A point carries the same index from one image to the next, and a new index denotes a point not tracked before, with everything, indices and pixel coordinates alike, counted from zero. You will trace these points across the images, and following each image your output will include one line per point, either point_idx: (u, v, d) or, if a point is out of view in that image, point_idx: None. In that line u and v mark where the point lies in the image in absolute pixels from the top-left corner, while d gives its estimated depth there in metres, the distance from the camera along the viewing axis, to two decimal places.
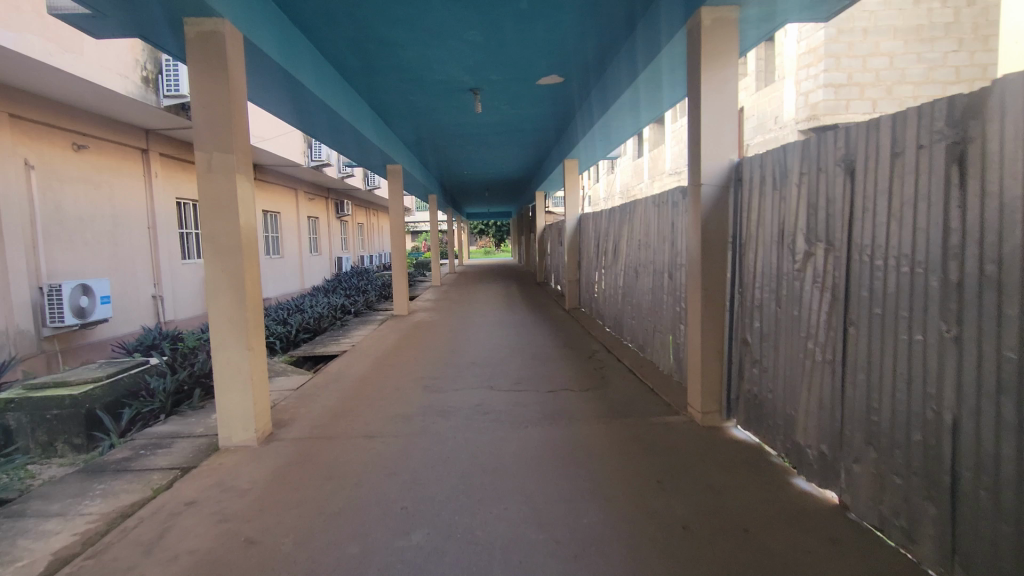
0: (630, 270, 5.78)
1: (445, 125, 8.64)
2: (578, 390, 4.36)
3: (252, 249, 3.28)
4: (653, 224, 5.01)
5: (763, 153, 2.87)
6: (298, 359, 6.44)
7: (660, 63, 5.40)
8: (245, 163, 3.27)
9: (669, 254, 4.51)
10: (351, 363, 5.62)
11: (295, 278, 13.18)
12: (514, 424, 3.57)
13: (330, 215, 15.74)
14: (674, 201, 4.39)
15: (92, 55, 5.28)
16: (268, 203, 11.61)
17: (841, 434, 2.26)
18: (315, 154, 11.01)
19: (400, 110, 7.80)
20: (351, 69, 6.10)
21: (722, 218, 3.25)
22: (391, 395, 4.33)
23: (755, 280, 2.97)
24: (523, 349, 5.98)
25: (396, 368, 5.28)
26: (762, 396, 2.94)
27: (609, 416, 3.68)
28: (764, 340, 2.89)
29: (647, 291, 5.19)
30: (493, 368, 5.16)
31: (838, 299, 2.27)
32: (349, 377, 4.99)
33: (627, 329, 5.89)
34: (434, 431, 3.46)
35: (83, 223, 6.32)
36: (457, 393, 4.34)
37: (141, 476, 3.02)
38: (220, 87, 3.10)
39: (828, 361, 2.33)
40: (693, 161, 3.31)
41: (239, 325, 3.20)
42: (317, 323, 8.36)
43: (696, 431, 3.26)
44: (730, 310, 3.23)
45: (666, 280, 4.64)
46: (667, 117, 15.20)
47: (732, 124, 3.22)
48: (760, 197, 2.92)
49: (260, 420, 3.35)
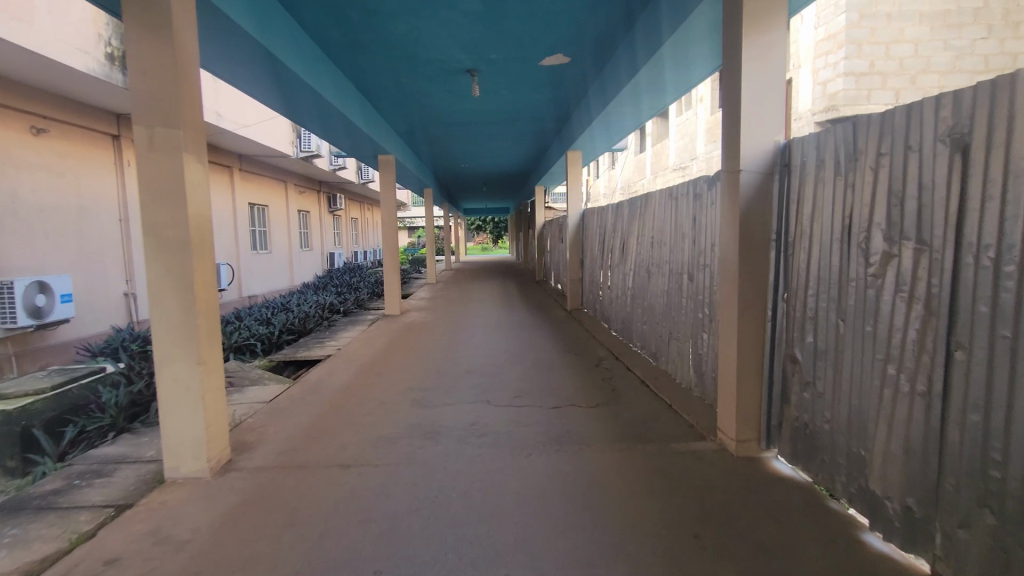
0: (642, 269, 5.27)
1: (440, 113, 8.11)
2: (587, 406, 3.85)
3: (205, 244, 2.77)
4: (669, 219, 4.51)
5: (821, 133, 2.37)
6: (278, 363, 5.94)
7: (678, 45, 4.88)
8: (196, 141, 2.75)
9: (691, 252, 4.00)
10: (334, 369, 5.11)
11: (285, 273, 12.65)
12: (515, 451, 3.07)
13: (321, 208, 15.19)
14: (697, 192, 3.89)
15: (46, 26, 4.73)
16: (255, 195, 11.06)
17: (939, 486, 1.77)
18: (304, 145, 10.47)
19: (392, 95, 7.28)
20: (336, 45, 5.57)
21: (764, 211, 2.74)
22: (375, 411, 3.82)
23: (809, 285, 2.47)
24: (524, 356, 5.46)
25: (383, 376, 4.77)
26: (816, 425, 2.44)
27: (625, 440, 3.18)
28: (820, 359, 2.40)
29: (662, 293, 4.69)
30: (490, 378, 4.65)
31: (936, 314, 1.78)
32: (329, 387, 4.48)
33: (637, 334, 5.40)
34: (421, 459, 2.95)
35: (43, 215, 5.78)
36: (449, 409, 3.83)
37: (64, 517, 2.48)
38: (164, 47, 2.57)
39: (919, 393, 1.84)
40: (728, 144, 2.80)
41: (188, 334, 2.69)
42: (302, 323, 7.85)
43: (730, 464, 2.76)
44: (774, 319, 2.73)
45: (685, 282, 4.14)
46: (670, 110, 14.67)
47: (779, 100, 2.70)
48: (817, 186, 2.42)
49: (214, 446, 2.83)
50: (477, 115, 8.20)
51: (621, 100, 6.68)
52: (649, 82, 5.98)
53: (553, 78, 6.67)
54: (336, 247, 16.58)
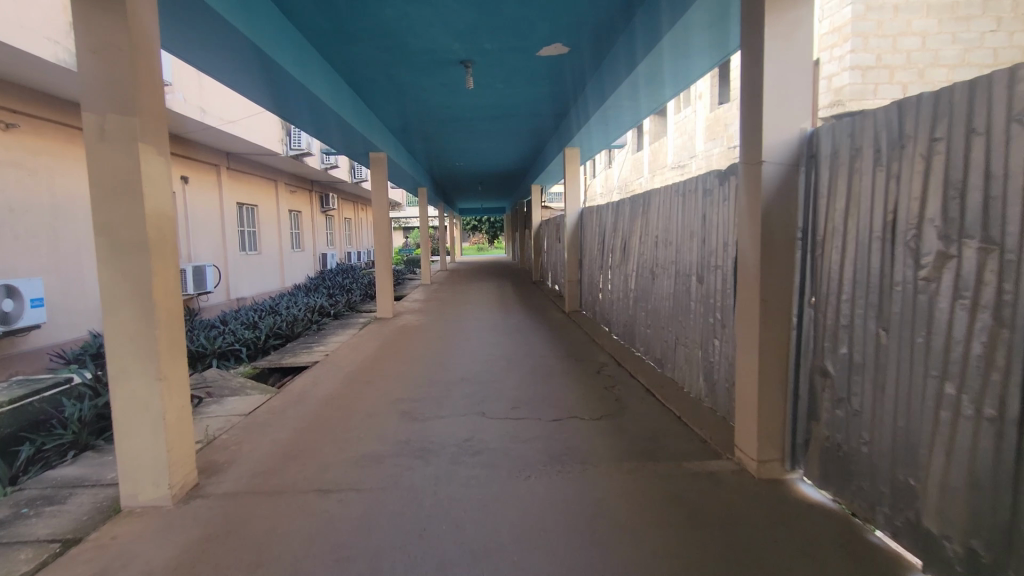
0: (645, 271, 4.99)
1: (433, 108, 7.83)
2: (590, 419, 3.57)
3: (165, 246, 2.48)
4: (676, 217, 4.24)
5: (857, 117, 2.10)
6: (263, 370, 5.65)
7: (683, 34, 4.60)
8: (157, 131, 2.46)
9: (700, 252, 3.73)
10: (320, 378, 4.82)
11: (275, 274, 12.33)
12: (512, 471, 2.79)
13: (313, 208, 14.87)
14: (707, 188, 3.62)
15: (10, 12, 4.42)
16: (244, 195, 10.75)
17: (1014, 528, 1.52)
18: (294, 142, 10.18)
19: (384, 89, 7.01)
20: (322, 34, 5.28)
21: (789, 207, 2.46)
22: (360, 425, 3.53)
23: (841, 290, 2.20)
24: (521, 363, 5.18)
25: (372, 385, 4.48)
26: (851, 446, 2.17)
27: (633, 458, 2.91)
28: (856, 373, 2.13)
29: (668, 296, 4.41)
30: (485, 387, 4.37)
31: (1010, 325, 1.52)
32: (314, 397, 4.20)
33: (640, 338, 5.13)
34: (410, 482, 2.68)
35: (13, 215, 5.46)
36: (441, 423, 3.54)
37: (3, 554, 2.19)
38: (116, 25, 2.28)
39: (988, 416, 1.58)
40: (749, 132, 2.53)
41: (148, 346, 2.40)
42: (290, 328, 7.55)
43: (751, 488, 2.49)
44: (799, 327, 2.47)
45: (693, 284, 3.87)
46: (669, 107, 14.39)
47: (807, 82, 2.43)
48: (850, 177, 2.15)
49: (178, 471, 2.54)
50: (471, 110, 7.93)
51: (622, 94, 6.41)
52: (651, 74, 5.71)
53: (551, 71, 6.39)
54: (329, 247, 16.28)
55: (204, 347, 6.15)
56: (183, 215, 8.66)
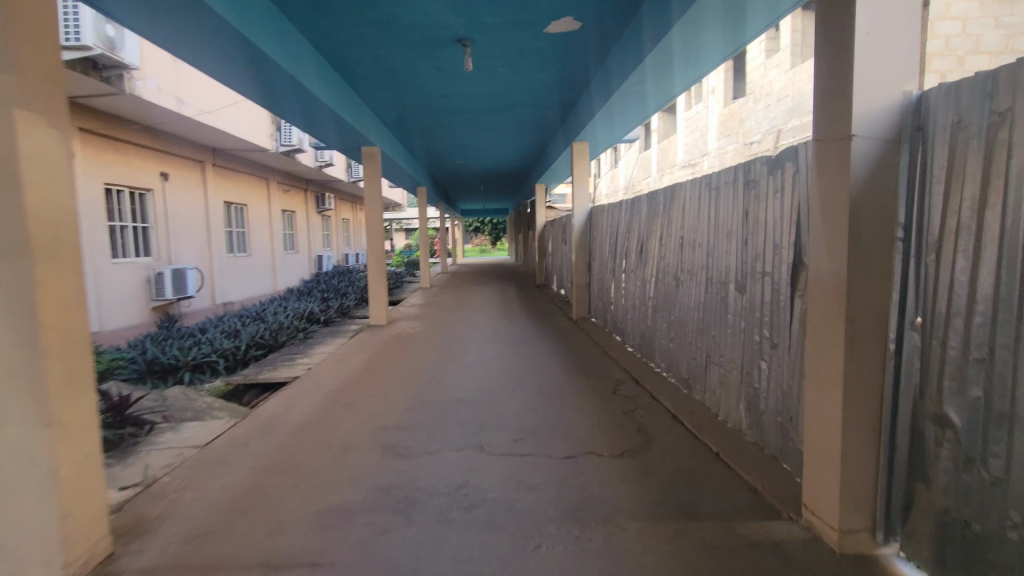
0: (668, 277, 4.39)
1: (431, 99, 7.25)
2: (610, 457, 2.97)
3: (60, 248, 1.89)
4: (706, 214, 3.64)
5: (1006, 68, 1.49)
6: (237, 387, 5.08)
7: (709, 6, 4.02)
8: (47, 96, 1.86)
9: (740, 254, 3.13)
10: (296, 398, 4.21)
11: (267, 277, 11.76)
12: (516, 535, 2.19)
13: (309, 208, 14.31)
14: (750, 178, 3.02)
15: None
16: (232, 194, 10.19)
17: None
18: (285, 138, 9.62)
19: (377, 76, 6.44)
20: (300, 8, 4.68)
21: (887, 197, 1.85)
22: (332, 465, 2.93)
23: (972, 308, 1.59)
24: (526, 381, 4.57)
25: (353, 410, 3.86)
26: (987, 528, 1.57)
27: (669, 516, 2.30)
28: (998, 426, 1.52)
29: (697, 305, 3.82)
30: (485, 412, 3.76)
31: None
32: (285, 423, 3.62)
33: (661, 352, 4.53)
34: (384, 552, 2.08)
35: None
36: (430, 462, 2.94)
37: None
38: None
39: None
40: (830, 98, 1.92)
41: (28, 380, 1.80)
42: (274, 337, 6.98)
43: (834, 568, 1.88)
44: (899, 356, 1.86)
45: (731, 294, 3.27)
46: (678, 103, 13.76)
47: (913, 29, 1.82)
48: (990, 153, 1.54)
49: (81, 541, 1.95)
50: (472, 101, 7.34)
51: (633, 82, 5.81)
52: (665, 58, 5.12)
53: (560, 54, 5.79)
54: (325, 249, 15.71)
55: (177, 359, 5.74)
56: (164, 215, 8.10)
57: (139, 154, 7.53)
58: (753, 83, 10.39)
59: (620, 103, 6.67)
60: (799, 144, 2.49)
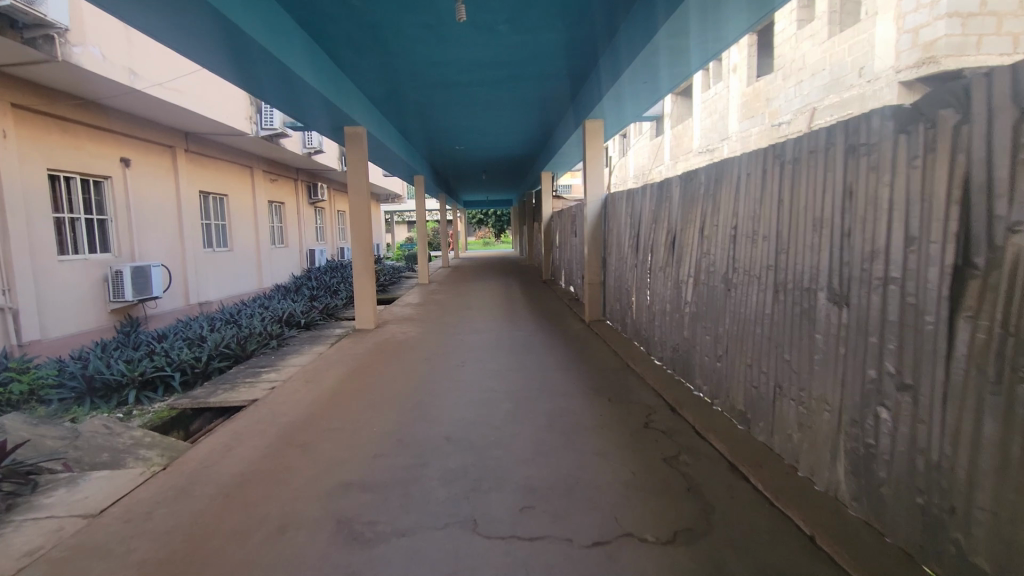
0: (714, 279, 3.47)
1: (423, 70, 6.34)
2: (661, 542, 2.08)
3: None
4: (776, 196, 2.72)
5: None
6: (184, 411, 4.22)
7: None
8: None
9: (838, 250, 2.23)
10: (241, 434, 3.31)
11: (252, 274, 10.91)
12: None
13: (300, 200, 13.41)
14: (856, 141, 2.10)
15: None
16: (210, 183, 9.30)
17: None
18: (265, 121, 8.71)
19: (359, 43, 5.54)
20: None
21: None
22: (257, 559, 2.03)
23: None
24: (534, 409, 3.65)
25: (308, 456, 2.96)
26: None
27: None
28: None
29: (759, 318, 2.90)
30: (480, 460, 2.86)
31: None
32: (216, 476, 2.74)
33: (704, 373, 3.61)
34: None
35: None
36: (396, 554, 2.04)
37: None
38: None
39: None
40: None
41: None
42: (244, 344, 6.11)
43: None
44: None
45: (822, 306, 2.35)
46: (695, 83, 12.70)
47: None
48: None
49: None
50: (469, 72, 6.43)
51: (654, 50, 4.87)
52: (694, 15, 4.14)
53: (571, 11, 4.84)
54: (319, 243, 14.84)
55: (123, 374, 4.90)
56: (125, 206, 7.20)
57: (93, 137, 6.63)
58: (782, 57, 9.29)
59: (633, 80, 5.76)
60: (972, 77, 1.56)
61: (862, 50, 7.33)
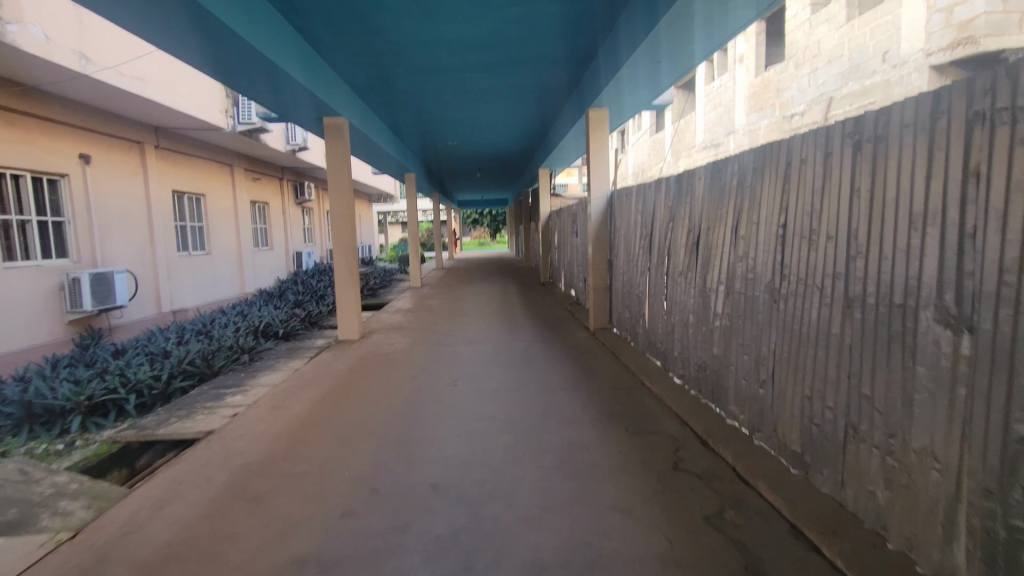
0: (755, 288, 2.88)
1: (409, 54, 5.74)
2: None
3: None
4: (850, 185, 2.13)
5: None
6: (130, 446, 3.62)
7: None
8: None
9: (956, 256, 1.65)
10: (184, 483, 2.72)
11: (233, 278, 10.29)
12: None
13: (285, 200, 12.78)
14: (995, 107, 1.50)
15: None
16: (184, 182, 8.67)
17: None
18: (242, 115, 8.08)
19: (337, 24, 4.94)
20: None
21: None
22: None
23: None
24: (538, 444, 3.06)
25: (257, 515, 2.36)
26: None
27: None
28: None
29: (822, 338, 2.31)
30: (474, 519, 2.28)
31: None
32: (136, 549, 2.15)
33: (741, 401, 3.03)
34: None
35: None
36: None
37: None
38: None
39: None
40: None
41: None
42: (211, 360, 5.50)
43: None
44: None
45: (928, 330, 1.76)
46: (699, 74, 12.11)
47: None
48: None
49: None
50: (460, 55, 5.83)
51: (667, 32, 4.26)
52: None
53: None
54: (306, 245, 14.23)
55: (68, 398, 4.29)
56: (86, 207, 6.58)
57: (47, 131, 6.05)
58: (793, 45, 8.73)
59: (641, 67, 5.18)
60: None
61: (886, 32, 6.72)
